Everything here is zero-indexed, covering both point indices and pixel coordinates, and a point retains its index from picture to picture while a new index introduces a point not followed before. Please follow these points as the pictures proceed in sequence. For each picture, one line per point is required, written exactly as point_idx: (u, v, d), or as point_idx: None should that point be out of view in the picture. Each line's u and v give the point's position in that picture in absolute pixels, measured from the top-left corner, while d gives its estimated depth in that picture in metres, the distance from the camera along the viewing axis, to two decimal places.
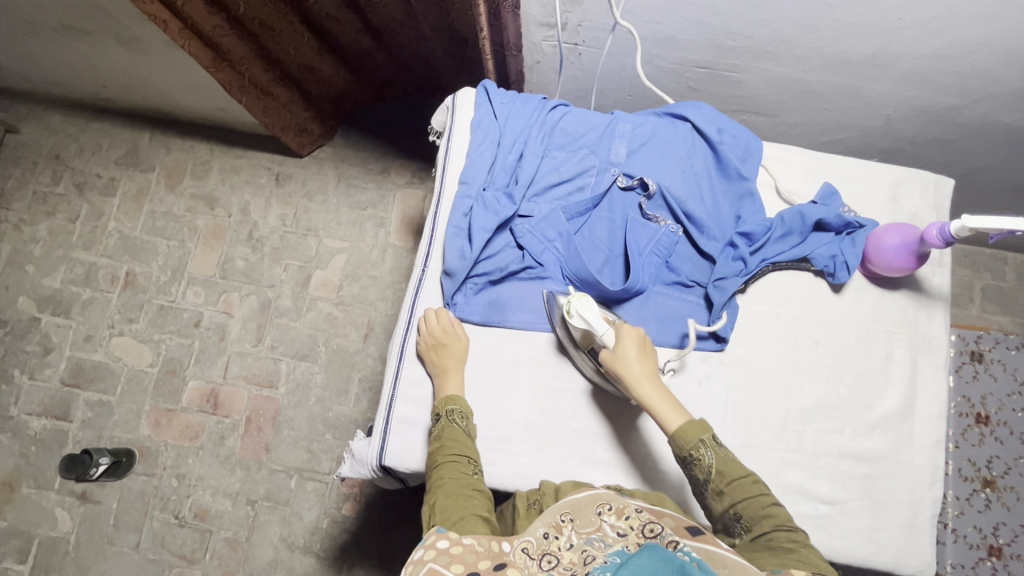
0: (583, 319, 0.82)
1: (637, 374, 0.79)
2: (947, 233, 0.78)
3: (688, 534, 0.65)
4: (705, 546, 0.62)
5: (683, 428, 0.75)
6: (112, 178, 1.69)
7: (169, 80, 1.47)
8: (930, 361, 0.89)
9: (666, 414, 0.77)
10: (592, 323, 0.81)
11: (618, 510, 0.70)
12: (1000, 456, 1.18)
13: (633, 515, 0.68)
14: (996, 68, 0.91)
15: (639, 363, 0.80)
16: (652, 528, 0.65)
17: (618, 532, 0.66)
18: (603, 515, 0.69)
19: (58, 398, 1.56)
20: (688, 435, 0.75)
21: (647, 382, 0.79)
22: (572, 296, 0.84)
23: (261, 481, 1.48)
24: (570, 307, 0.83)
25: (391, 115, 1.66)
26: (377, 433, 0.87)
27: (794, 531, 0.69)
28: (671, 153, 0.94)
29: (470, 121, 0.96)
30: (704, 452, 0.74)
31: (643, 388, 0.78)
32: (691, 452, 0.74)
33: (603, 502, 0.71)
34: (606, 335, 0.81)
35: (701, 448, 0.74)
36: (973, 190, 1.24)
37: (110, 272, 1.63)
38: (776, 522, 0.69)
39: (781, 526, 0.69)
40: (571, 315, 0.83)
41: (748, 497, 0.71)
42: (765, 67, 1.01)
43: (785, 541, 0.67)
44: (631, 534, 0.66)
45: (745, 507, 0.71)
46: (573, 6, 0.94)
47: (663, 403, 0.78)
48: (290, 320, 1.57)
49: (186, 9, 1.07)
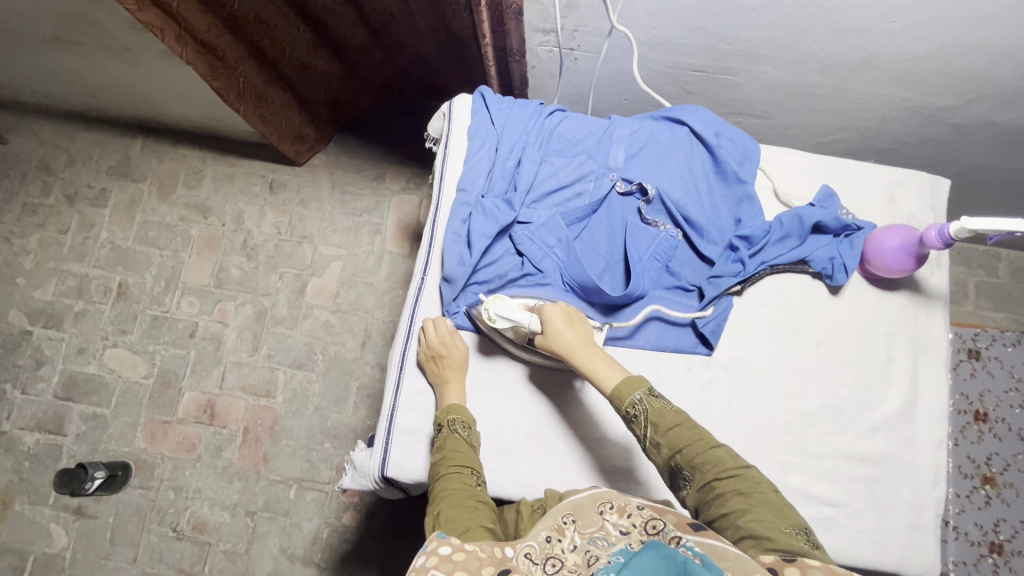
0: (505, 317, 0.83)
1: (572, 345, 0.80)
2: (946, 234, 0.79)
3: (691, 529, 0.64)
4: (708, 540, 0.61)
5: (622, 386, 0.76)
6: (103, 188, 1.67)
7: (161, 89, 1.45)
8: (931, 362, 0.89)
9: (602, 376, 0.78)
10: (516, 318, 0.83)
11: (620, 508, 0.69)
12: (999, 453, 1.18)
13: (635, 513, 0.68)
14: (989, 69, 0.92)
15: (569, 334, 0.81)
16: (654, 524, 0.65)
17: (621, 530, 0.66)
18: (606, 514, 0.69)
19: (51, 412, 1.53)
20: (626, 391, 0.75)
21: (582, 352, 0.80)
22: (488, 301, 0.84)
23: (260, 492, 1.46)
24: (489, 312, 0.84)
25: (386, 121, 1.65)
26: (379, 444, 0.86)
27: (736, 476, 0.68)
28: (669, 157, 0.93)
29: (467, 128, 0.96)
30: (639, 407, 0.74)
31: (581, 357, 0.79)
32: (628, 408, 0.75)
33: (605, 501, 0.71)
34: (532, 321, 0.83)
35: (635, 403, 0.74)
36: (968, 188, 1.24)
37: (102, 283, 1.61)
38: (716, 471, 0.68)
39: (722, 474, 0.68)
40: (495, 318, 0.83)
41: (687, 443, 0.70)
42: (760, 70, 1.02)
43: (732, 494, 0.67)
44: (634, 532, 0.66)
45: (685, 455, 0.70)
46: (569, 11, 0.94)
47: (599, 366, 0.79)
48: (287, 329, 1.56)
49: (180, 10, 1.05)
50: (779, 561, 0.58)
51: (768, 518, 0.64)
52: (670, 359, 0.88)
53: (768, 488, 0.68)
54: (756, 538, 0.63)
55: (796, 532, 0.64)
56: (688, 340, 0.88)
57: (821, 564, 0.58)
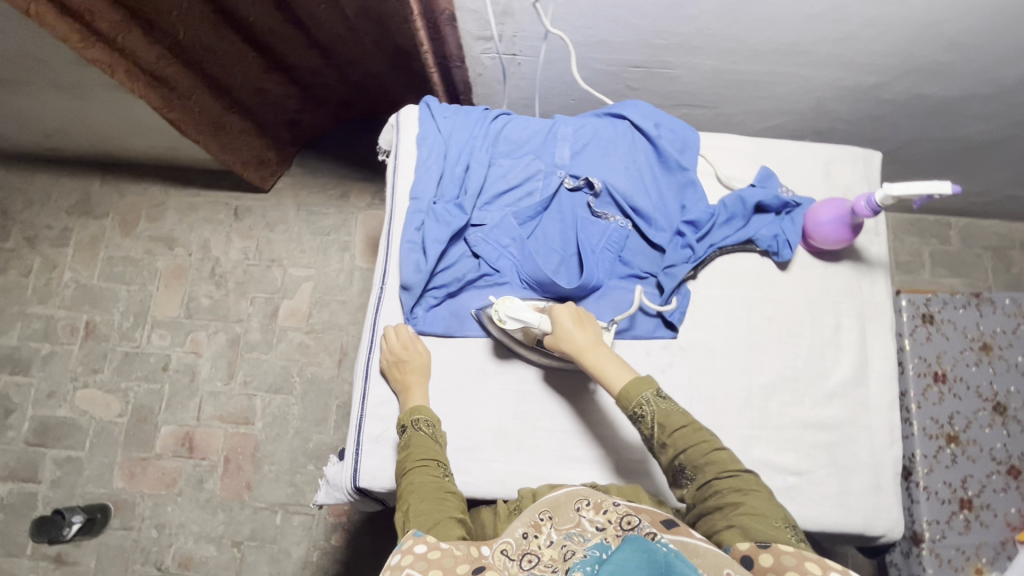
0: (516, 319, 0.83)
1: (580, 347, 0.81)
2: (873, 202, 0.84)
3: (665, 527, 0.66)
4: (680, 537, 0.64)
5: (629, 387, 0.76)
6: (64, 228, 1.65)
7: (115, 123, 1.45)
8: (877, 326, 0.92)
9: (610, 377, 0.78)
10: (525, 319, 0.84)
11: (596, 505, 0.71)
12: (961, 412, 1.08)
13: (611, 509, 0.70)
14: (908, 45, 0.97)
15: (579, 334, 0.82)
16: (629, 521, 0.67)
17: (597, 526, 0.68)
18: (582, 511, 0.71)
19: (24, 459, 1.50)
20: (633, 393, 0.76)
21: (592, 354, 0.80)
22: (498, 303, 0.85)
23: (246, 521, 1.45)
24: (499, 313, 0.85)
25: (346, 139, 1.66)
26: (349, 456, 0.87)
27: (737, 477, 0.71)
28: (613, 151, 0.97)
29: (415, 137, 0.98)
30: (646, 408, 0.75)
31: (590, 359, 0.80)
32: (636, 408, 0.76)
33: (581, 497, 0.72)
34: (541, 322, 0.84)
35: (643, 404, 0.75)
36: (908, 160, 1.30)
37: (69, 323, 1.59)
38: (717, 470, 0.71)
39: (723, 473, 0.71)
40: (506, 320, 0.84)
41: (691, 446, 0.73)
42: (696, 62, 1.05)
43: (730, 491, 0.69)
44: (609, 529, 0.68)
45: (687, 456, 0.73)
46: (505, 18, 0.97)
47: (607, 367, 0.79)
48: (261, 354, 1.55)
49: (125, 43, 1.06)
50: (754, 548, 0.63)
51: (767, 517, 0.67)
52: (630, 345, 0.89)
53: (764, 489, 0.71)
54: (745, 530, 0.66)
55: (785, 526, 0.67)
56: (649, 324, 0.90)
57: (793, 550, 0.61)
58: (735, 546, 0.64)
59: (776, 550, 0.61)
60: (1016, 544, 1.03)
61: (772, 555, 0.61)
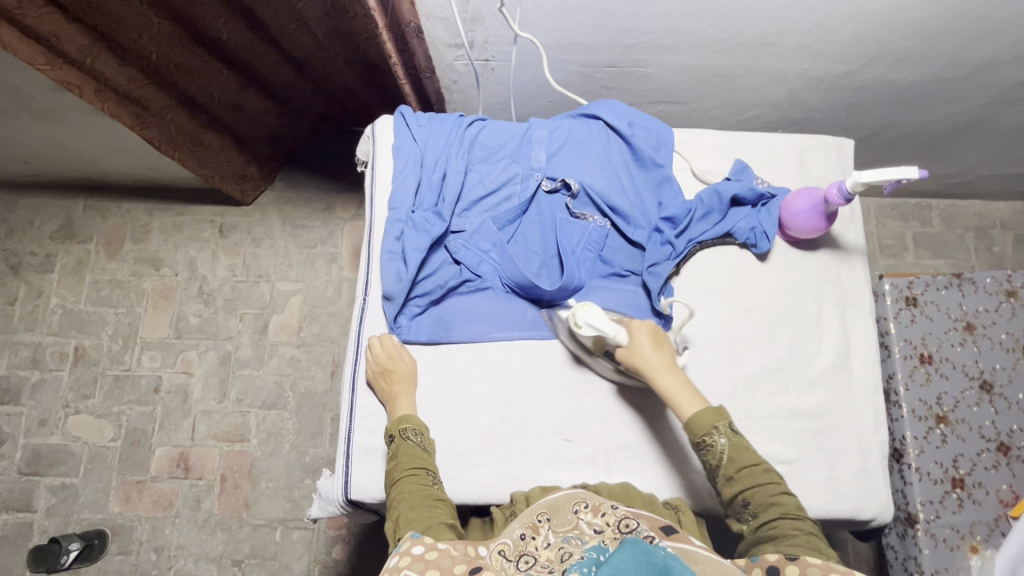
0: (593, 327, 0.83)
1: (654, 366, 0.81)
2: (845, 190, 0.85)
3: (664, 533, 0.67)
4: (680, 544, 0.64)
5: (698, 416, 0.76)
6: (48, 254, 1.64)
7: (93, 147, 1.44)
8: (858, 312, 0.93)
9: (681, 402, 0.78)
10: (602, 329, 0.83)
11: (595, 507, 0.72)
12: (949, 392, 1.08)
13: (609, 512, 0.71)
14: (873, 33, 0.98)
15: (654, 355, 0.82)
16: (627, 523, 0.67)
17: (595, 528, 0.69)
18: (581, 513, 0.71)
19: (18, 489, 1.49)
20: (704, 422, 0.76)
21: (665, 374, 0.81)
22: (577, 308, 0.85)
23: (245, 539, 1.44)
24: (576, 318, 0.84)
25: (327, 151, 1.66)
26: (339, 469, 0.87)
27: (801, 521, 0.71)
28: (588, 151, 0.98)
29: (391, 147, 0.98)
30: (717, 438, 0.75)
31: (662, 380, 0.80)
32: (704, 438, 0.76)
33: (580, 501, 0.73)
34: (619, 335, 0.83)
35: (715, 434, 0.75)
36: (884, 146, 1.32)
37: (58, 350, 1.57)
38: (782, 510, 0.71)
39: (787, 515, 0.71)
40: (581, 325, 0.84)
41: (757, 486, 0.73)
42: (667, 59, 1.06)
43: (789, 529, 0.69)
44: (607, 531, 0.68)
45: (753, 494, 0.73)
46: (475, 24, 0.98)
47: (680, 392, 0.79)
48: (253, 370, 1.55)
49: (96, 66, 1.07)
50: (782, 560, 0.65)
51: (822, 555, 0.67)
52: None
53: (825, 542, 0.70)
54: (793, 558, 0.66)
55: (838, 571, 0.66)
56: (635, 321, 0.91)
57: (823, 565, 0.63)
58: (763, 557, 0.66)
59: (804, 563, 0.63)
60: (1010, 521, 1.03)
61: (800, 569, 0.63)
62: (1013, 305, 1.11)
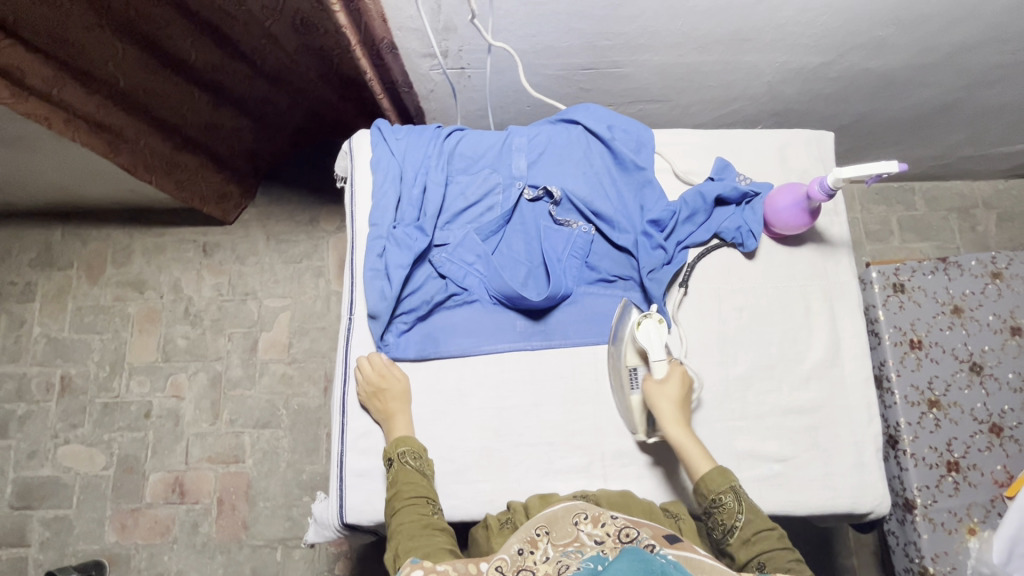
0: (647, 340, 0.85)
1: (669, 415, 0.81)
2: (827, 186, 0.84)
3: (666, 541, 0.66)
4: (683, 552, 0.64)
5: (709, 477, 0.77)
6: (28, 282, 1.61)
7: (68, 173, 1.41)
8: (846, 305, 0.93)
9: (690, 455, 0.79)
10: (652, 349, 0.84)
11: (595, 517, 0.70)
12: (940, 376, 1.09)
13: (609, 522, 0.69)
14: (847, 23, 0.98)
15: (675, 406, 0.82)
16: (628, 533, 0.67)
17: (595, 540, 0.68)
18: (580, 524, 0.70)
19: (10, 524, 1.46)
20: (714, 481, 0.77)
21: (678, 427, 0.81)
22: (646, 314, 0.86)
23: (246, 561, 1.42)
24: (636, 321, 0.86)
25: (307, 164, 1.63)
26: (333, 493, 0.86)
27: None
28: (569, 157, 0.97)
29: (369, 162, 0.97)
30: (730, 498, 0.75)
31: (672, 430, 0.81)
32: (714, 498, 0.76)
33: (579, 511, 0.71)
34: (660, 366, 0.84)
35: (727, 493, 0.76)
36: (864, 133, 1.32)
37: (43, 380, 1.54)
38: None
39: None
40: (640, 329, 0.85)
41: (775, 549, 0.72)
42: (644, 58, 1.05)
43: None
44: (608, 541, 0.67)
45: (770, 558, 0.72)
46: (448, 34, 0.97)
47: (689, 447, 0.80)
48: (244, 390, 1.53)
49: (63, 97, 1.04)
50: None
51: None
52: (603, 351, 0.90)
53: None
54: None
55: None
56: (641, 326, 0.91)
57: None
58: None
59: None
60: (1006, 501, 1.04)
61: None
62: (999, 287, 1.12)
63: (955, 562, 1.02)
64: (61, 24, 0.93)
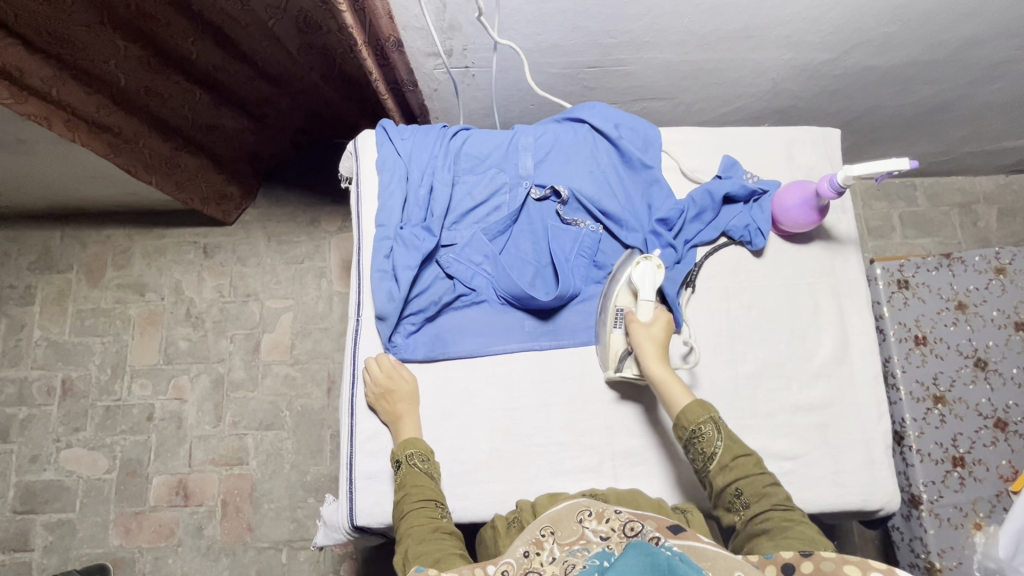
0: (642, 279, 0.86)
1: (651, 353, 0.82)
2: (836, 183, 0.84)
3: (671, 533, 0.65)
4: (687, 542, 0.63)
5: (685, 409, 0.78)
6: (28, 285, 1.59)
7: (67, 175, 1.40)
8: (854, 303, 0.93)
9: (671, 391, 0.80)
10: (646, 288, 0.86)
11: (598, 513, 0.70)
12: (945, 371, 1.09)
13: (613, 517, 0.68)
14: (853, 20, 0.98)
15: (654, 344, 0.83)
16: (632, 527, 0.66)
17: (601, 536, 0.67)
18: (585, 521, 0.69)
19: (13, 529, 1.45)
20: (695, 413, 0.77)
21: (660, 363, 0.82)
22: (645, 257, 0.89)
23: (251, 563, 1.42)
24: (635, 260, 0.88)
25: (308, 164, 1.62)
26: (342, 496, 0.85)
27: (791, 511, 0.71)
28: (576, 156, 0.97)
29: (375, 163, 0.96)
30: (708, 427, 0.76)
31: (654, 366, 0.82)
32: (695, 428, 0.76)
33: (583, 508, 0.71)
34: (647, 305, 0.86)
35: (706, 423, 0.76)
36: (867, 130, 1.32)
37: (44, 384, 1.53)
38: (773, 502, 0.71)
39: (777, 505, 0.71)
40: (636, 268, 0.87)
41: (750, 476, 0.74)
42: (649, 56, 1.05)
43: (780, 519, 0.70)
44: (613, 536, 0.66)
45: (748, 484, 0.73)
46: (453, 33, 0.96)
47: (671, 384, 0.80)
48: (247, 392, 1.52)
49: (63, 96, 1.03)
50: (796, 556, 0.64)
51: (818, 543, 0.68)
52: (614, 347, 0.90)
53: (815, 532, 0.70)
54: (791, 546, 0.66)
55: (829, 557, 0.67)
56: None
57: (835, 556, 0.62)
58: (777, 554, 0.65)
59: (818, 557, 0.62)
60: (1011, 495, 1.04)
61: (814, 563, 0.62)
62: (1003, 282, 1.12)
63: (961, 557, 1.02)
64: (62, 23, 0.92)
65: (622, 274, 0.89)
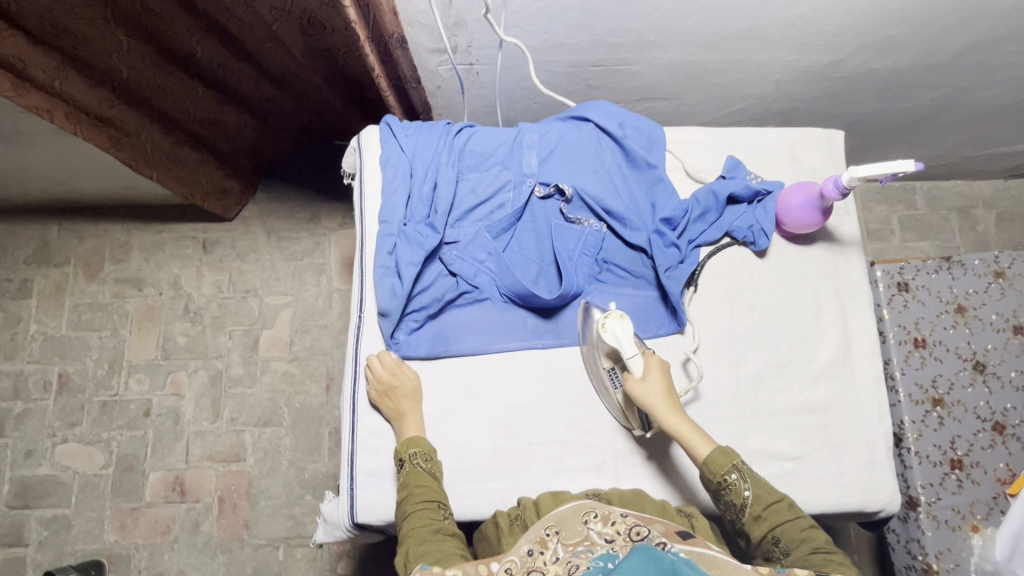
0: (618, 338, 0.83)
1: (659, 409, 0.80)
2: (841, 185, 0.84)
3: (678, 538, 0.66)
4: (695, 548, 0.63)
5: (713, 458, 0.76)
6: (25, 279, 1.58)
7: (65, 168, 1.39)
8: (856, 304, 0.94)
9: (692, 444, 0.78)
10: (625, 346, 0.83)
11: (604, 515, 0.69)
12: (944, 374, 1.09)
13: (619, 519, 0.68)
14: (857, 23, 0.98)
15: (660, 396, 0.81)
16: (638, 531, 0.66)
17: (606, 538, 0.67)
18: (590, 523, 0.68)
19: (7, 524, 1.44)
20: (721, 462, 0.76)
21: (671, 416, 0.80)
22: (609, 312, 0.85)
23: (248, 560, 1.41)
24: (604, 321, 0.84)
25: (309, 160, 1.61)
26: (343, 493, 0.85)
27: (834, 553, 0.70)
28: (580, 155, 0.97)
29: (378, 159, 0.96)
30: (735, 478, 0.75)
31: (667, 422, 0.80)
32: (721, 479, 0.76)
33: (588, 510, 0.70)
34: (634, 363, 0.83)
35: (731, 472, 0.76)
36: (869, 132, 1.32)
37: (40, 378, 1.52)
38: (813, 546, 0.70)
39: (819, 547, 0.70)
40: (605, 330, 0.84)
41: (786, 521, 0.73)
42: (654, 56, 1.05)
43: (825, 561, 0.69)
44: (618, 539, 0.66)
45: (784, 531, 0.73)
46: (458, 29, 0.96)
47: (690, 435, 0.79)
48: (245, 388, 1.51)
49: (65, 89, 1.03)
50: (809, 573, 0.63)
51: None
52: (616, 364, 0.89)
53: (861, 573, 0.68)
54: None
55: None
56: (655, 323, 0.90)
57: None
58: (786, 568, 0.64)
59: None
60: (1008, 499, 1.04)
61: None
62: (1002, 286, 1.12)
63: (958, 559, 1.03)
64: (64, 15, 0.91)
65: (596, 336, 0.86)
